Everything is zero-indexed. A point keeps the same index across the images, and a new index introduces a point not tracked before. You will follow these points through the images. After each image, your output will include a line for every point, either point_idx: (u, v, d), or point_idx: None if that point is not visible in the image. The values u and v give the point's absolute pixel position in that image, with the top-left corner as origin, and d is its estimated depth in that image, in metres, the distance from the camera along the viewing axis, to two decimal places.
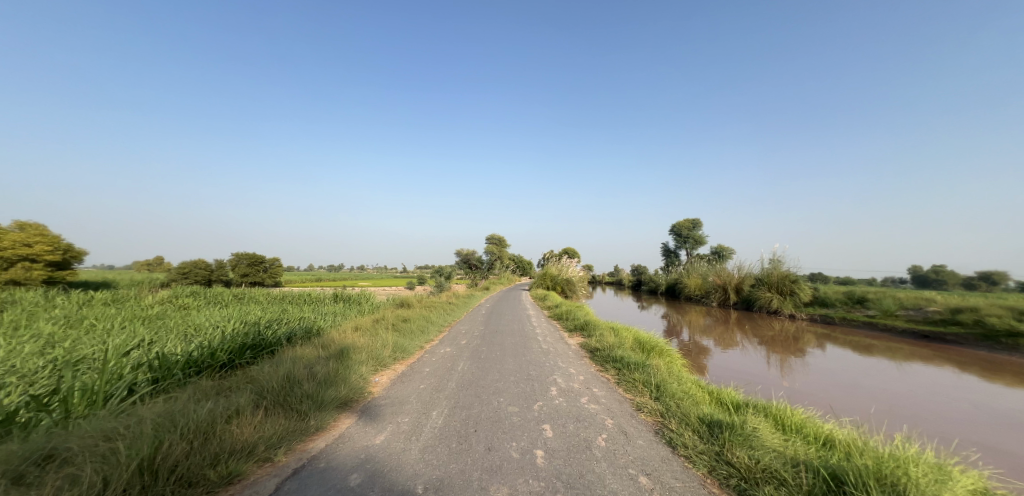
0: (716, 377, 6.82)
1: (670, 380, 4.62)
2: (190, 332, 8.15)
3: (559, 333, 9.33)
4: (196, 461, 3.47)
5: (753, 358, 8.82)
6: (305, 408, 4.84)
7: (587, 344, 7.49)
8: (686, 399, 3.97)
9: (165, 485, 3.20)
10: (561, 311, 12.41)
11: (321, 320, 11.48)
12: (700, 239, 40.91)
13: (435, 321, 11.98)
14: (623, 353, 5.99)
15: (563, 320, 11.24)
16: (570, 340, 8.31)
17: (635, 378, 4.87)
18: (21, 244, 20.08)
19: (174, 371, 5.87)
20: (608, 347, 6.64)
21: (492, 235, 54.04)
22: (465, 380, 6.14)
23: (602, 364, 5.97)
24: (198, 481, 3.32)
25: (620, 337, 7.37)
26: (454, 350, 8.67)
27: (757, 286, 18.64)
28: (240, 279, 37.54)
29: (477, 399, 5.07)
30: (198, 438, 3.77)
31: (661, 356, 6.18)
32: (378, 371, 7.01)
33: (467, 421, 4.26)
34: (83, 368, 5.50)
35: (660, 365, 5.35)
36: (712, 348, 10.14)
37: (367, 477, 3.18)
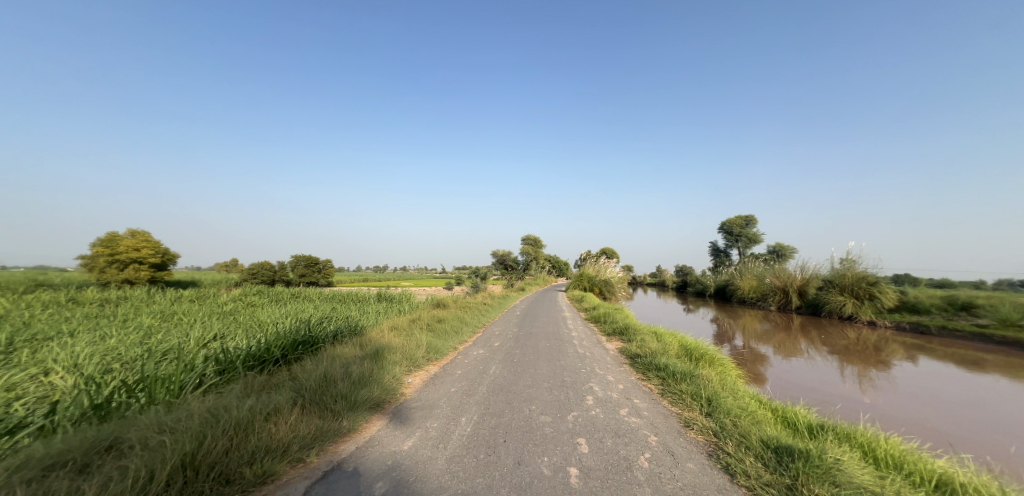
0: (783, 393, 6.11)
1: (723, 394, 4.13)
2: (253, 327, 8.69)
3: (595, 337, 8.92)
4: (233, 459, 3.53)
5: (824, 370, 7.91)
6: (338, 408, 4.86)
7: (626, 350, 7.05)
8: (744, 417, 3.50)
9: (205, 481, 3.27)
10: (597, 313, 11.97)
11: (364, 319, 11.86)
12: (755, 237, 38.14)
13: (469, 321, 11.95)
14: (667, 361, 5.53)
15: (601, 322, 10.77)
16: (609, 345, 7.89)
17: (682, 390, 4.42)
18: (133, 250, 22.72)
19: (236, 363, 6.22)
20: (651, 354, 6.19)
21: (530, 237, 54.20)
22: (496, 384, 5.98)
23: (643, 372, 5.55)
24: (235, 479, 3.38)
25: (663, 343, 6.86)
26: (487, 352, 8.51)
27: (826, 288, 16.97)
28: (299, 280, 40.09)
29: (508, 406, 4.89)
30: (238, 435, 3.85)
31: (712, 365, 5.65)
32: (411, 372, 7.02)
33: (497, 430, 4.08)
34: (158, 358, 5.95)
35: (711, 375, 4.86)
36: (772, 357, 9.25)
37: (391, 487, 3.08)
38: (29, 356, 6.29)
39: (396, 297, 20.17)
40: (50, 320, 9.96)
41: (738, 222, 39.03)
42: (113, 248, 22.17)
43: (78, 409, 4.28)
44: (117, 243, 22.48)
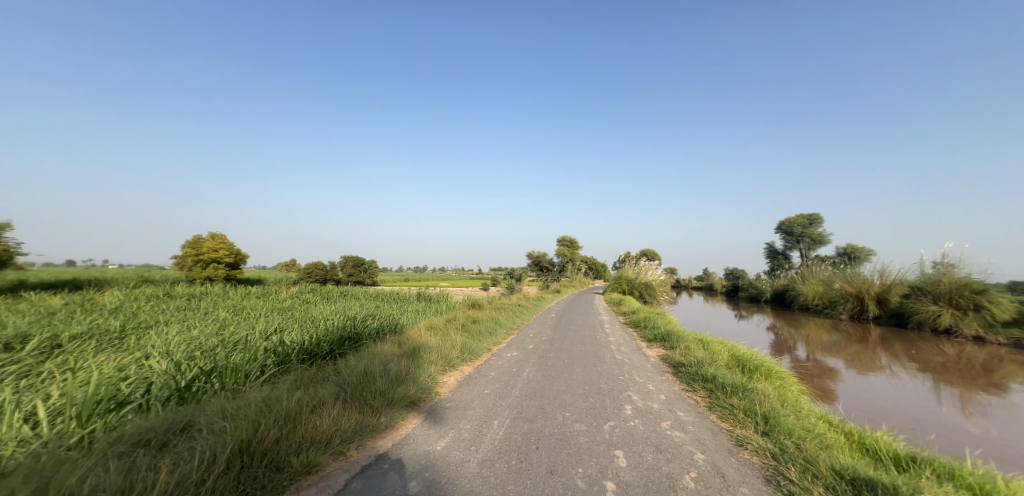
0: (861, 414, 5.52)
1: (782, 412, 3.76)
2: (307, 322, 9.22)
3: (634, 342, 8.58)
4: (283, 448, 3.68)
5: (910, 391, 7.03)
6: (376, 404, 4.96)
7: (668, 358, 6.67)
8: (810, 440, 3.15)
9: (259, 466, 3.43)
10: (637, 318, 11.50)
11: (404, 318, 12.18)
12: (819, 237, 35.26)
13: (503, 323, 11.92)
14: (716, 372, 5.15)
15: (641, 327, 10.33)
16: (649, 352, 7.55)
17: (734, 405, 4.08)
18: (212, 251, 25.27)
19: (291, 356, 6.60)
20: (696, 363, 5.80)
21: (565, 238, 53.75)
22: (530, 388, 5.88)
23: (688, 382, 5.22)
24: (284, 467, 3.51)
25: (710, 352, 6.42)
26: (520, 354, 8.43)
27: (916, 296, 15.28)
28: (348, 279, 42.25)
29: (541, 411, 4.79)
30: (287, 425, 4.02)
31: (767, 379, 5.19)
32: (446, 371, 7.08)
33: (529, 436, 3.99)
34: (227, 348, 6.43)
35: (767, 390, 4.46)
36: (842, 372, 8.42)
37: (424, 487, 3.05)
38: (131, 341, 7.10)
39: (433, 297, 20.60)
40: (148, 310, 11.32)
41: (799, 222, 36.44)
42: (198, 248, 25.00)
43: (167, 390, 4.74)
44: (200, 245, 25.25)
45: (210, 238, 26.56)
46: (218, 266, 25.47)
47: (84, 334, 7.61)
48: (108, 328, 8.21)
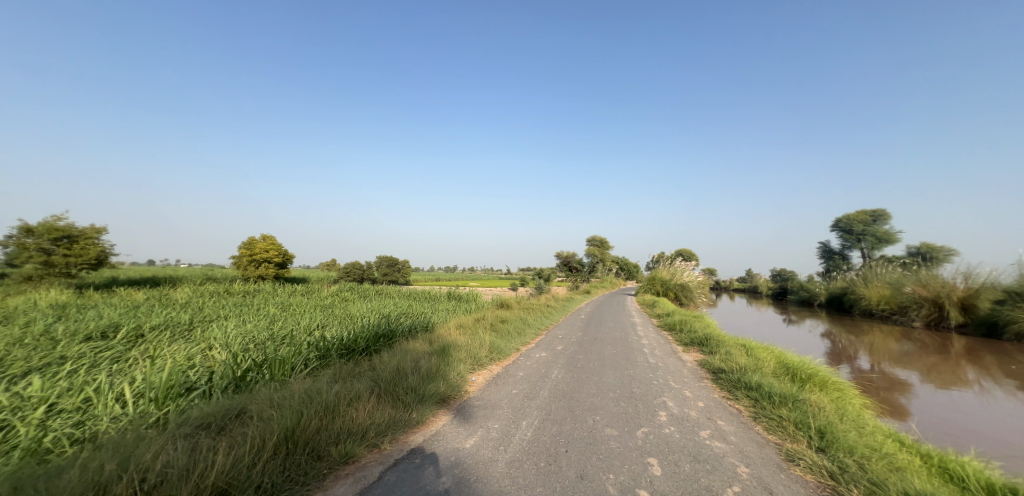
0: (943, 436, 4.96)
1: (839, 426, 3.47)
2: (346, 319, 9.59)
3: (669, 346, 8.26)
4: (324, 438, 3.80)
5: (999, 411, 6.27)
6: (408, 400, 5.04)
7: (707, 363, 6.35)
8: (874, 460, 2.87)
9: (301, 454, 3.56)
10: (672, 320, 11.08)
11: (435, 316, 12.37)
12: (886, 234, 32.25)
13: (532, 323, 11.85)
14: (761, 380, 4.84)
15: (677, 331, 9.94)
16: (686, 356, 7.23)
17: (783, 416, 3.80)
18: (263, 251, 26.80)
19: (332, 350, 6.87)
20: (738, 370, 5.48)
21: (596, 238, 52.97)
22: (558, 389, 5.78)
23: (730, 389, 4.94)
24: (324, 456, 3.62)
25: (753, 359, 6.05)
26: (549, 355, 8.33)
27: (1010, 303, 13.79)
28: (383, 278, 43.59)
29: (570, 414, 4.69)
30: (326, 416, 4.14)
31: (821, 390, 4.81)
32: (475, 371, 7.09)
33: (558, 439, 3.91)
34: (274, 342, 6.81)
35: (820, 401, 4.13)
36: (914, 386, 7.66)
37: (453, 484, 3.06)
38: (197, 333, 7.73)
39: (465, 296, 20.81)
40: (211, 305, 12.27)
41: (861, 219, 33.61)
42: (251, 249, 26.63)
43: (225, 379, 5.12)
44: (253, 246, 26.88)
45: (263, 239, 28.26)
46: (267, 266, 26.96)
47: (160, 324, 8.38)
48: (179, 320, 8.98)
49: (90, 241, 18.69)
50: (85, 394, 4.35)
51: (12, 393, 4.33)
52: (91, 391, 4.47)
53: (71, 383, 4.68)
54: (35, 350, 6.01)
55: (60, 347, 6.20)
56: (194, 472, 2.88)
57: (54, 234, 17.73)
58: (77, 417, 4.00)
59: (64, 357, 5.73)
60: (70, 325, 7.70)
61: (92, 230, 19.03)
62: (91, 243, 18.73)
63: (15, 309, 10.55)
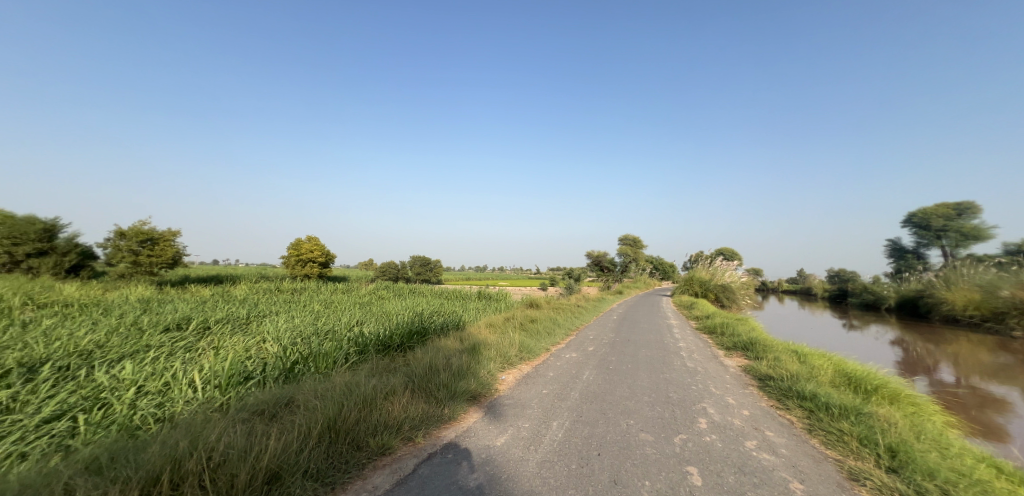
0: None
1: (911, 444, 3.14)
2: (382, 316, 9.88)
3: (710, 350, 7.86)
4: (363, 429, 3.89)
5: None
6: (441, 396, 5.08)
7: (753, 369, 5.96)
8: (959, 486, 2.57)
9: (343, 443, 3.66)
10: (712, 323, 10.55)
11: (466, 315, 12.48)
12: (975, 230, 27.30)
13: (562, 324, 11.69)
14: (818, 390, 4.47)
15: (717, 334, 9.44)
16: (729, 361, 6.84)
17: (844, 430, 3.50)
18: (309, 251, 28.18)
19: (369, 345, 7.09)
20: (789, 378, 5.11)
21: (628, 236, 51.75)
22: (590, 391, 5.65)
23: (780, 398, 4.61)
24: (364, 446, 3.70)
25: (805, 366, 5.61)
26: (580, 356, 8.17)
27: None
28: (416, 278, 44.59)
29: (603, 416, 4.56)
30: (365, 408, 4.24)
31: (889, 404, 4.37)
32: (505, 369, 7.07)
33: (590, 441, 3.82)
34: (317, 336, 7.13)
35: (887, 416, 3.76)
36: (1011, 406, 6.76)
37: (485, 482, 3.06)
38: (254, 326, 8.26)
39: (495, 295, 20.82)
40: (265, 301, 13.09)
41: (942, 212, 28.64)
42: (297, 249, 28.06)
43: (277, 370, 5.44)
44: (299, 246, 28.30)
45: (308, 240, 29.71)
46: (312, 266, 28.25)
47: (223, 317, 9.03)
48: (238, 314, 9.64)
49: (169, 243, 20.38)
50: (166, 379, 4.78)
51: (110, 375, 4.84)
52: (170, 376, 4.91)
53: (153, 368, 5.16)
54: (123, 337, 6.67)
55: (144, 336, 6.85)
56: (251, 453, 3.04)
57: (141, 236, 19.60)
58: (159, 398, 4.40)
59: (149, 345, 6.33)
60: (149, 317, 8.48)
61: (169, 232, 20.63)
62: (168, 245, 20.26)
63: (103, 302, 11.73)
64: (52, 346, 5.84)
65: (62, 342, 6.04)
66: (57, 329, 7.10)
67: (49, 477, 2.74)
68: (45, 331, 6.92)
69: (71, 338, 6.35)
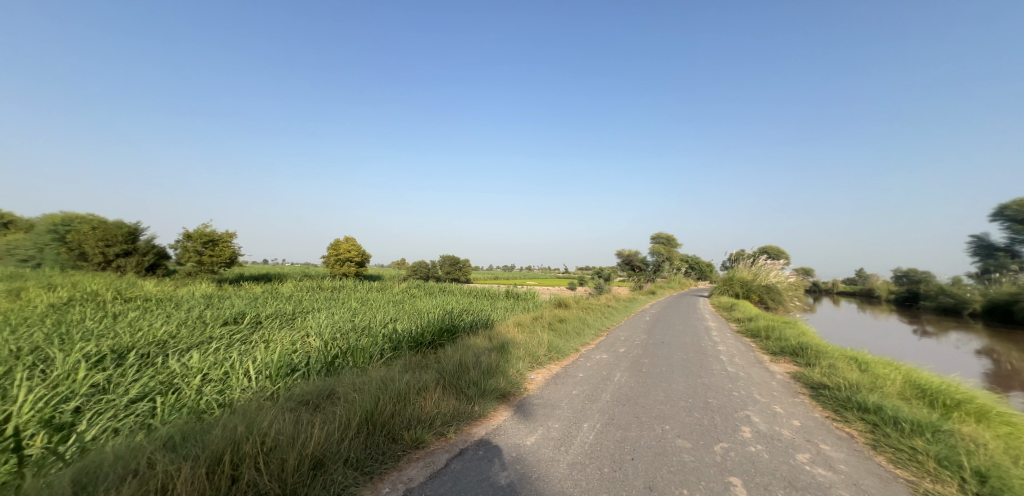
0: None
1: (1001, 468, 2.80)
2: (414, 314, 10.06)
3: (754, 355, 7.44)
4: (398, 423, 3.94)
5: None
6: (471, 393, 5.07)
7: (804, 377, 5.57)
8: None
9: (380, 435, 3.73)
10: (755, 325, 9.98)
11: (494, 314, 12.53)
12: None
13: (592, 324, 11.48)
14: (883, 402, 4.09)
15: (761, 338, 8.92)
16: (775, 367, 6.43)
17: (917, 448, 3.18)
18: (346, 251, 29.29)
19: (403, 342, 7.22)
20: (848, 387, 4.72)
21: (662, 235, 50.25)
22: (621, 393, 5.49)
23: (837, 409, 4.26)
24: (398, 439, 3.75)
25: (865, 376, 5.17)
26: (610, 357, 7.96)
27: None
28: (446, 277, 45.25)
29: (636, 420, 4.41)
30: (399, 402, 4.30)
31: (969, 421, 3.93)
32: (534, 369, 7.00)
33: (623, 445, 3.69)
34: (354, 332, 7.34)
35: (969, 434, 3.38)
36: None
37: (516, 481, 3.03)
38: (299, 321, 8.65)
39: (522, 295, 20.57)
40: (308, 298, 13.72)
41: None
42: (336, 249, 29.27)
43: (320, 362, 5.64)
44: (337, 247, 29.46)
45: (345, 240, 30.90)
46: (349, 266, 29.26)
47: (272, 312, 9.52)
48: (284, 310, 10.15)
49: (227, 245, 21.82)
50: (226, 367, 5.09)
51: (180, 364, 5.22)
52: (229, 365, 5.21)
53: (214, 358, 5.50)
54: (189, 329, 7.19)
55: (207, 328, 7.34)
56: (299, 440, 3.14)
57: (204, 238, 20.99)
58: (220, 385, 4.69)
59: (212, 337, 6.77)
60: (210, 311, 9.09)
61: (226, 234, 22.17)
62: (226, 246, 21.74)
63: (172, 297, 12.76)
64: (136, 335, 6.36)
65: (144, 331, 6.61)
66: (135, 321, 7.76)
67: (134, 450, 2.96)
68: (129, 321, 7.62)
69: (148, 328, 6.93)
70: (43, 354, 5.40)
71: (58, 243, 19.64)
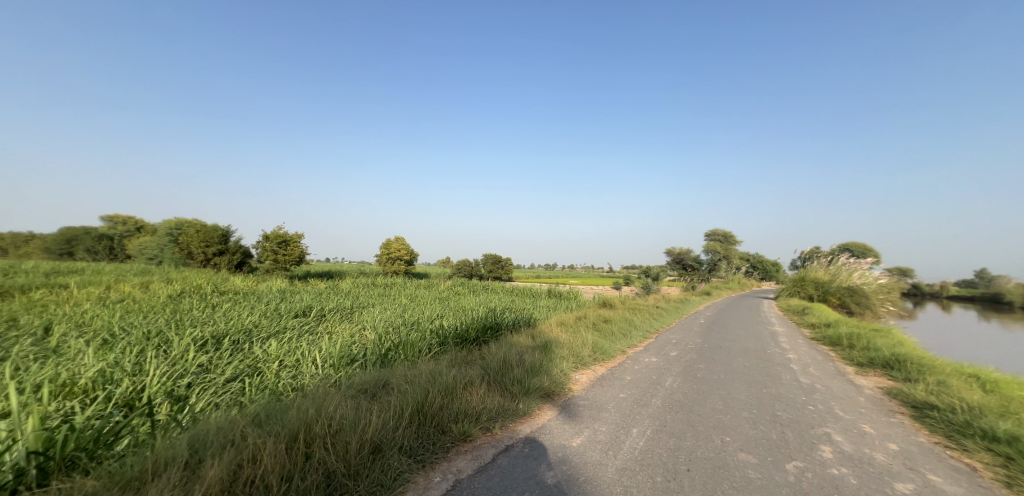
0: None
1: None
2: (459, 311, 10.19)
3: (837, 366, 6.65)
4: (447, 415, 3.94)
5: None
6: (515, 391, 4.99)
7: (903, 395, 4.85)
8: None
9: (430, 426, 3.75)
10: (834, 333, 8.95)
11: (537, 312, 12.44)
12: None
13: (639, 325, 10.99)
14: (1016, 431, 3.43)
15: (843, 347, 7.97)
16: (864, 382, 5.69)
17: None
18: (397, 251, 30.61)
19: (449, 338, 7.32)
20: (966, 411, 4.02)
21: (719, 232, 47.27)
22: (673, 399, 5.13)
23: (949, 436, 3.64)
24: (447, 431, 3.76)
25: (984, 398, 4.39)
26: (661, 361, 7.53)
27: None
28: (490, 275, 45.96)
29: (691, 428, 4.09)
30: (447, 394, 4.31)
31: None
32: (578, 369, 6.79)
33: (677, 454, 3.42)
34: (405, 327, 7.55)
35: None
36: None
37: (564, 482, 2.89)
38: (357, 315, 9.09)
39: (564, 295, 20.03)
40: (364, 294, 14.46)
41: None
42: (387, 247, 30.70)
43: (375, 354, 5.84)
44: (388, 247, 30.79)
45: (397, 240, 32.27)
46: (400, 262, 30.61)
47: (333, 307, 10.11)
48: (344, 304, 10.73)
49: (298, 244, 23.55)
50: (298, 355, 5.43)
51: (262, 350, 5.65)
52: (300, 353, 5.56)
53: (289, 346, 5.90)
54: (269, 319, 7.81)
55: (282, 319, 7.94)
56: (360, 425, 3.23)
57: (277, 239, 22.71)
58: (293, 372, 5.01)
59: (286, 327, 7.31)
60: (283, 304, 9.87)
61: (296, 235, 23.93)
62: (297, 246, 23.48)
63: (254, 290, 14.10)
64: (227, 324, 7.03)
65: (233, 320, 7.29)
66: (228, 311, 8.62)
67: (230, 423, 3.20)
68: (222, 311, 8.49)
69: (238, 317, 7.65)
70: (163, 336, 6.13)
71: (170, 244, 23.04)
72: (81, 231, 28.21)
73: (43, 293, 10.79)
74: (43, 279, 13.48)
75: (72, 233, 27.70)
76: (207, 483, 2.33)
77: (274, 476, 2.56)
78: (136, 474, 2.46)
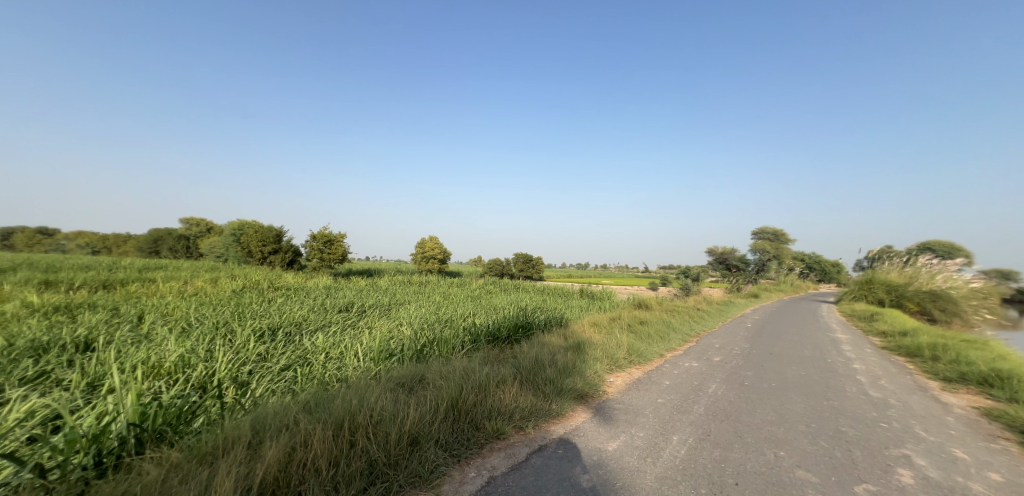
0: None
1: None
2: (490, 310, 10.17)
3: (917, 381, 5.94)
4: (481, 412, 3.89)
5: None
6: (548, 391, 4.85)
7: (1002, 419, 4.24)
8: None
9: (464, 422, 3.70)
10: (912, 343, 8.03)
11: (570, 312, 12.21)
12: None
13: (679, 328, 10.49)
14: None
15: (923, 360, 7.13)
16: (952, 400, 5.03)
17: None
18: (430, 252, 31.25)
19: (481, 336, 7.30)
20: None
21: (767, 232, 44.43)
22: (717, 407, 4.80)
23: None
24: (480, 427, 3.70)
25: None
26: (703, 366, 7.11)
27: None
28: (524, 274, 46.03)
29: (738, 438, 3.79)
30: (480, 391, 4.26)
31: None
32: (613, 371, 6.55)
33: (723, 465, 3.17)
34: (438, 324, 7.60)
35: None
36: None
37: (600, 487, 2.74)
38: (394, 311, 9.29)
39: (598, 295, 19.57)
40: (401, 291, 14.84)
41: None
42: (422, 247, 31.42)
43: (412, 350, 5.91)
44: (422, 247, 31.47)
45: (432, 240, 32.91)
46: (434, 262, 31.20)
47: (372, 303, 10.43)
48: (382, 301, 11.03)
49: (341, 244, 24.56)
50: (342, 347, 5.59)
51: (311, 342, 5.88)
52: (344, 346, 5.73)
53: (334, 339, 6.11)
54: (316, 313, 8.16)
55: (327, 314, 8.26)
56: (399, 417, 3.23)
57: (322, 239, 23.78)
58: (338, 363, 5.15)
59: (331, 321, 7.59)
60: (329, 299, 10.32)
61: (340, 235, 24.96)
62: (340, 245, 24.50)
63: (303, 286, 14.91)
64: (281, 316, 7.42)
65: (285, 313, 7.68)
66: (281, 305, 9.12)
67: (285, 408, 3.31)
68: (276, 305, 8.99)
69: (290, 311, 8.06)
70: (230, 326, 6.57)
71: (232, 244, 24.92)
72: (164, 232, 31.36)
73: (133, 285, 12.11)
74: (135, 273, 15.15)
75: (157, 234, 30.91)
76: (267, 463, 2.41)
77: (323, 460, 2.59)
78: (210, 449, 2.60)
